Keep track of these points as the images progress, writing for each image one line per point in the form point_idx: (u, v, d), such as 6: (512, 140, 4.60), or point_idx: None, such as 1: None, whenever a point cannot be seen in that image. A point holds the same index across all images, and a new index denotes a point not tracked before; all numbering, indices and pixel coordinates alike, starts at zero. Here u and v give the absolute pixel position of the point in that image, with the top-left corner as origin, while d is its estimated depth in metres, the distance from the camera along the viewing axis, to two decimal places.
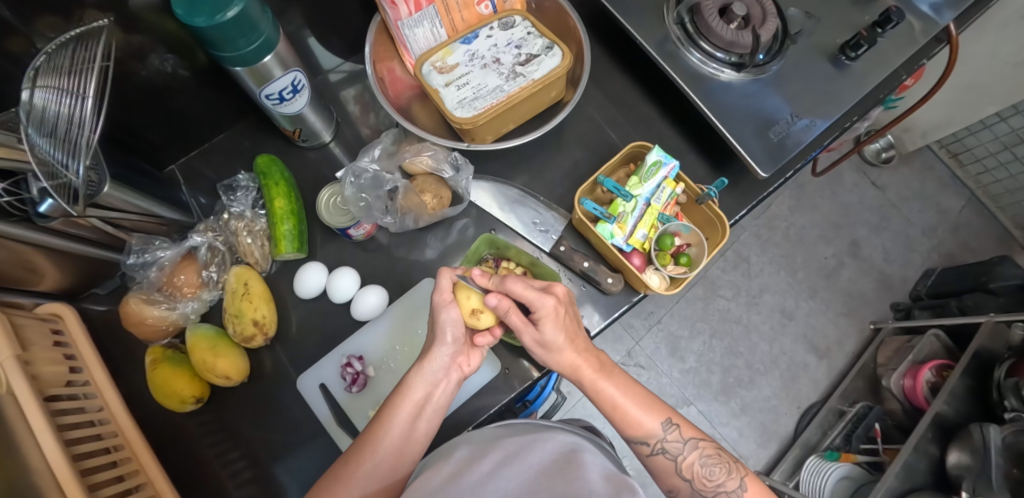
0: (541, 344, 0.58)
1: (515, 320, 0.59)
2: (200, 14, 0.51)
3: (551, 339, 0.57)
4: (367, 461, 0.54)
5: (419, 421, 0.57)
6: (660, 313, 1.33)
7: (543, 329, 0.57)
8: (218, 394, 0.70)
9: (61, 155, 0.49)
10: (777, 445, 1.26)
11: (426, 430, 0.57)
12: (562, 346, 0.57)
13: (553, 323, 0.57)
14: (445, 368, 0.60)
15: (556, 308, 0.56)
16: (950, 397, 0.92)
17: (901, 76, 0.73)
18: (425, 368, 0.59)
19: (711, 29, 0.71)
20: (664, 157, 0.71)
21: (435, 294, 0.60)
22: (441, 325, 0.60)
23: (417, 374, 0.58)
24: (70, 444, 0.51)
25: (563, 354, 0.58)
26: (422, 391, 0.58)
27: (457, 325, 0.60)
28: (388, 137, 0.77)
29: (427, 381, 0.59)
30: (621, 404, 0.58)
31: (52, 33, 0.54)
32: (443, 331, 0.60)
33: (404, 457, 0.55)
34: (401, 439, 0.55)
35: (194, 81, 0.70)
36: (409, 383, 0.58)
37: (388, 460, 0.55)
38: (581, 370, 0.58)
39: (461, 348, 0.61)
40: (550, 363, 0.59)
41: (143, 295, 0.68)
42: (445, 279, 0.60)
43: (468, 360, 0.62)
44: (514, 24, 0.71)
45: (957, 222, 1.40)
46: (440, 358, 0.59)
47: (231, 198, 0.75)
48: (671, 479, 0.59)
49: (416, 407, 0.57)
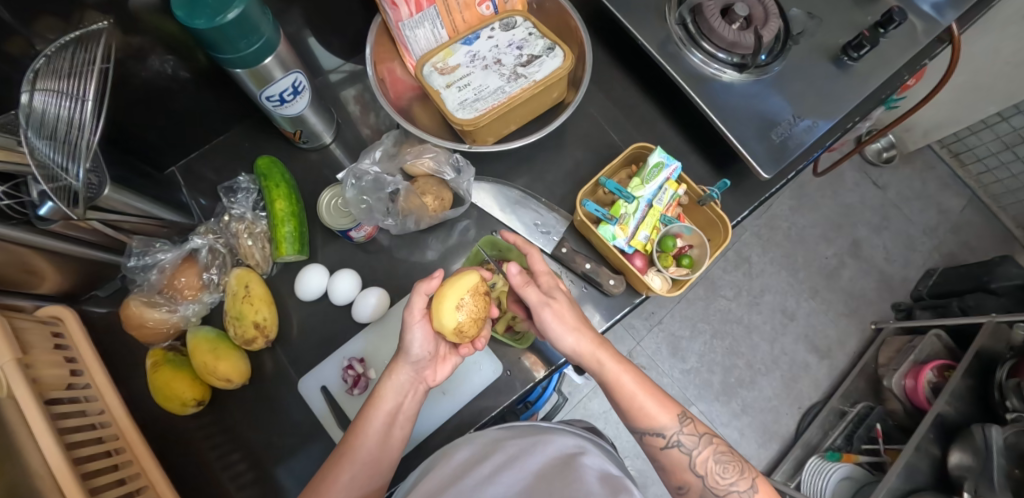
0: (561, 311, 0.58)
1: (531, 295, 0.59)
2: (200, 17, 0.51)
3: (567, 303, 0.59)
4: (347, 470, 0.54)
5: (394, 429, 0.58)
6: (660, 314, 1.33)
7: (556, 293, 0.60)
8: (219, 397, 0.70)
9: (60, 157, 0.49)
10: (778, 446, 1.25)
11: (400, 437, 0.58)
12: (577, 313, 0.59)
13: (563, 291, 0.61)
14: (411, 382, 0.60)
15: (560, 283, 0.62)
16: (952, 397, 0.91)
17: (904, 77, 0.73)
18: (395, 378, 0.59)
19: (713, 29, 0.70)
20: (665, 159, 0.71)
21: (404, 312, 0.59)
22: (406, 343, 0.59)
23: (389, 384, 0.59)
24: (71, 447, 0.51)
25: (583, 326, 0.58)
26: (392, 401, 0.58)
27: (426, 341, 0.60)
28: (389, 139, 0.77)
29: (397, 392, 0.59)
30: (639, 392, 0.57)
31: (51, 34, 0.54)
32: (409, 348, 0.59)
33: (383, 463, 0.56)
34: (377, 448, 0.56)
35: (194, 83, 0.70)
36: (381, 393, 0.58)
37: (365, 471, 0.55)
38: (602, 348, 0.57)
39: (427, 363, 0.61)
40: (573, 337, 0.57)
41: (143, 298, 0.67)
42: (418, 298, 0.59)
43: (435, 373, 0.63)
44: (515, 25, 0.71)
45: (957, 222, 1.39)
46: (406, 372, 0.59)
47: (231, 200, 0.75)
48: (683, 475, 0.58)
49: (390, 417, 0.58)
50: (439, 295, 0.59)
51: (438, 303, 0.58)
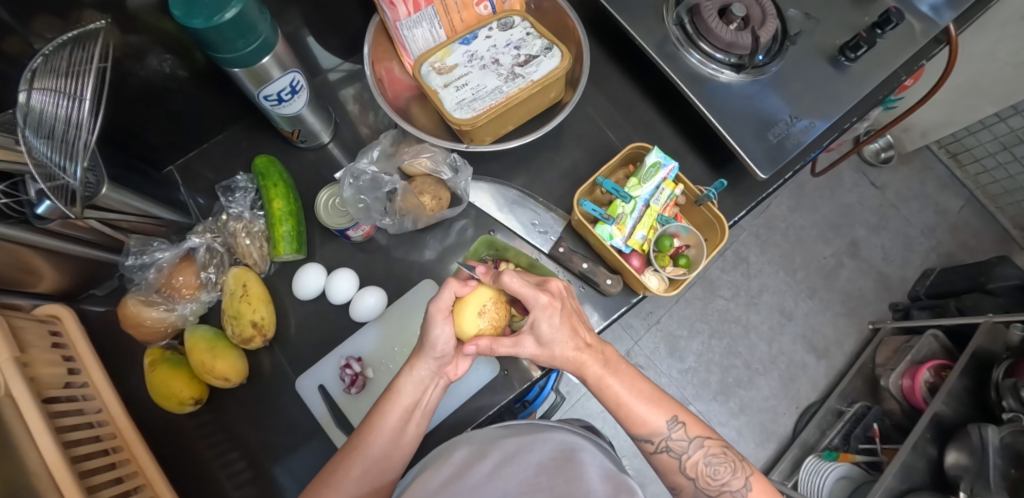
0: (543, 350, 0.56)
1: (504, 350, 0.56)
2: (198, 16, 0.51)
3: (549, 337, 0.55)
4: (358, 464, 0.54)
5: (408, 426, 0.57)
6: (659, 313, 1.33)
7: (537, 331, 0.55)
8: (218, 395, 0.70)
9: (58, 157, 0.49)
10: (775, 446, 1.26)
11: (415, 434, 0.57)
12: (562, 340, 0.55)
13: (548, 318, 0.55)
14: (432, 375, 0.58)
15: (551, 305, 0.55)
16: (948, 397, 0.92)
17: (902, 77, 0.73)
18: (414, 373, 0.57)
19: (710, 29, 0.70)
20: (663, 158, 0.71)
21: (430, 306, 0.55)
22: (432, 339, 0.56)
23: (407, 379, 0.57)
24: (69, 446, 0.51)
25: (566, 355, 0.55)
26: (410, 397, 0.57)
27: (450, 341, 0.56)
28: (387, 139, 0.77)
29: (416, 386, 0.57)
30: (625, 399, 0.56)
31: (50, 33, 0.54)
32: (432, 346, 0.56)
33: (394, 458, 0.56)
34: (390, 444, 0.55)
35: (193, 83, 0.70)
36: (398, 387, 0.57)
37: (378, 464, 0.55)
38: (586, 368, 0.56)
39: (449, 359, 0.58)
40: (554, 364, 0.57)
41: (142, 296, 0.67)
42: (447, 292, 0.56)
43: (456, 368, 0.60)
44: (513, 25, 0.71)
45: (956, 222, 1.40)
46: (426, 369, 0.57)
47: (230, 199, 0.75)
48: (675, 477, 0.58)
49: (407, 412, 0.57)
50: (461, 301, 0.58)
51: (460, 310, 0.58)
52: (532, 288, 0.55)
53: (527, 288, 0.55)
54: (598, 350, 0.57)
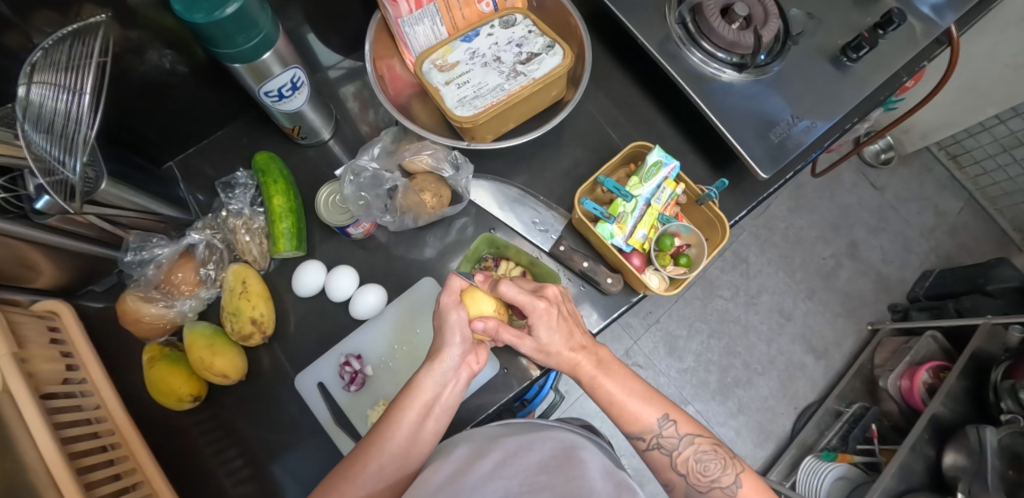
0: (540, 349, 0.57)
1: (508, 336, 0.57)
2: (199, 11, 0.51)
3: (546, 341, 0.56)
4: (376, 458, 0.53)
5: (427, 422, 0.55)
6: (658, 313, 1.33)
7: (535, 334, 0.56)
8: (216, 392, 0.70)
9: (57, 151, 0.48)
10: (774, 445, 1.26)
11: (434, 431, 0.56)
12: (558, 345, 0.56)
13: (546, 325, 0.56)
14: (455, 368, 0.57)
15: (547, 312, 0.56)
16: (947, 398, 0.92)
17: (902, 78, 0.73)
18: (435, 369, 0.56)
19: (712, 28, 0.70)
20: (664, 157, 0.71)
21: (443, 292, 0.58)
22: (448, 325, 0.57)
23: (428, 375, 0.56)
24: (66, 443, 0.51)
25: (563, 354, 0.56)
26: (430, 393, 0.56)
27: (466, 325, 0.58)
28: (388, 136, 0.77)
29: (437, 382, 0.56)
30: (619, 398, 0.57)
31: (49, 27, 0.53)
32: (450, 333, 0.57)
33: (412, 455, 0.54)
34: (408, 440, 0.54)
35: (193, 78, 0.70)
36: (419, 383, 0.56)
37: (395, 461, 0.53)
38: (580, 367, 0.57)
39: (470, 347, 0.58)
40: (550, 364, 0.58)
41: (141, 292, 0.67)
42: (456, 280, 0.58)
43: (478, 358, 0.59)
44: (514, 23, 0.71)
45: (955, 224, 1.40)
46: (449, 359, 0.57)
47: (230, 195, 0.75)
48: (667, 474, 0.58)
49: (425, 408, 0.55)
50: (472, 291, 0.60)
51: (471, 295, 0.60)
52: (529, 297, 0.55)
53: (523, 296, 0.55)
54: (593, 351, 0.58)
